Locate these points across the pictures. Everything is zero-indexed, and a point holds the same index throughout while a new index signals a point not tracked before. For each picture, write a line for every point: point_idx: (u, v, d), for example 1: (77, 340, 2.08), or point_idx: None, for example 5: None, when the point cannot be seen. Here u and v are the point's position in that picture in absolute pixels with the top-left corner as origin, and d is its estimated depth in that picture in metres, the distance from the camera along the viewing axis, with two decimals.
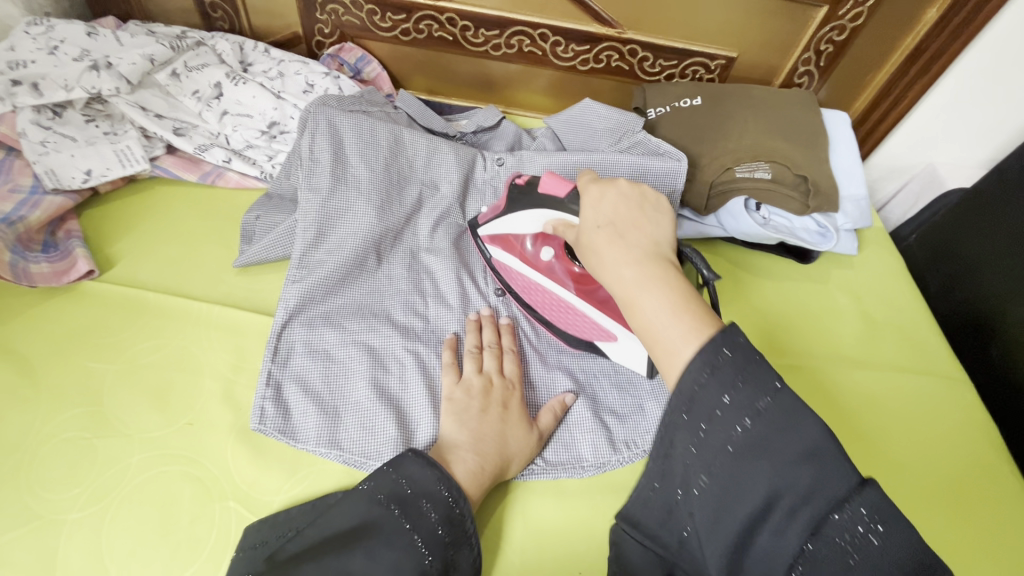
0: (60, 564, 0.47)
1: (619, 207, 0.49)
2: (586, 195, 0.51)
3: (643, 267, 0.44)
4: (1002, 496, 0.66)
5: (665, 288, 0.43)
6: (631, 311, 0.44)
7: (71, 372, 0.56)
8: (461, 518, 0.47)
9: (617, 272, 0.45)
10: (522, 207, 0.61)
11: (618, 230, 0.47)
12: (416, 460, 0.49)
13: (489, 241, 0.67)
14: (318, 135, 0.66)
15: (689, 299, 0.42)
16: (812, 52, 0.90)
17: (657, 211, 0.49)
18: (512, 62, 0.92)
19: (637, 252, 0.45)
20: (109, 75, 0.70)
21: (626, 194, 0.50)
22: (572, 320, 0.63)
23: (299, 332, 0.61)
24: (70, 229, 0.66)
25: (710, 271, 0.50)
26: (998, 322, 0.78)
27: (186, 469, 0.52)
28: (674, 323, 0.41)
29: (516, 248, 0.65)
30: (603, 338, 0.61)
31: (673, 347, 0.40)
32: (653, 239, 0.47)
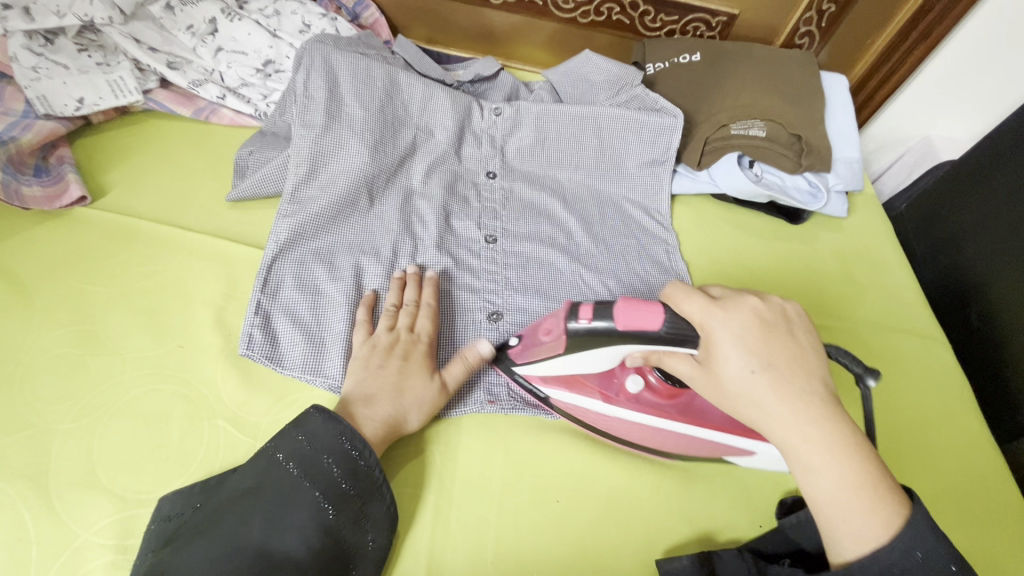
0: (52, 470, 0.48)
1: (768, 343, 0.45)
2: (720, 326, 0.45)
3: (824, 428, 0.43)
4: (968, 447, 0.68)
5: (850, 457, 0.43)
6: (805, 473, 0.44)
7: (62, 292, 0.57)
8: (366, 471, 0.48)
9: (797, 432, 0.43)
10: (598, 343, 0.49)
11: (780, 376, 0.44)
12: (319, 416, 0.49)
13: (542, 382, 0.57)
14: (314, 72, 0.66)
15: (866, 464, 0.43)
16: (814, 12, 0.90)
17: (801, 335, 0.47)
18: (513, 12, 0.91)
19: (811, 408, 0.43)
20: (102, 3, 0.69)
21: (761, 319, 0.46)
22: (685, 447, 0.57)
23: (289, 266, 0.61)
24: (62, 156, 0.66)
25: (867, 371, 0.53)
26: (979, 287, 0.79)
27: (177, 388, 0.53)
28: (862, 501, 0.42)
29: (590, 387, 0.57)
30: (737, 454, 0.56)
31: (860, 522, 0.42)
32: (811, 379, 0.45)
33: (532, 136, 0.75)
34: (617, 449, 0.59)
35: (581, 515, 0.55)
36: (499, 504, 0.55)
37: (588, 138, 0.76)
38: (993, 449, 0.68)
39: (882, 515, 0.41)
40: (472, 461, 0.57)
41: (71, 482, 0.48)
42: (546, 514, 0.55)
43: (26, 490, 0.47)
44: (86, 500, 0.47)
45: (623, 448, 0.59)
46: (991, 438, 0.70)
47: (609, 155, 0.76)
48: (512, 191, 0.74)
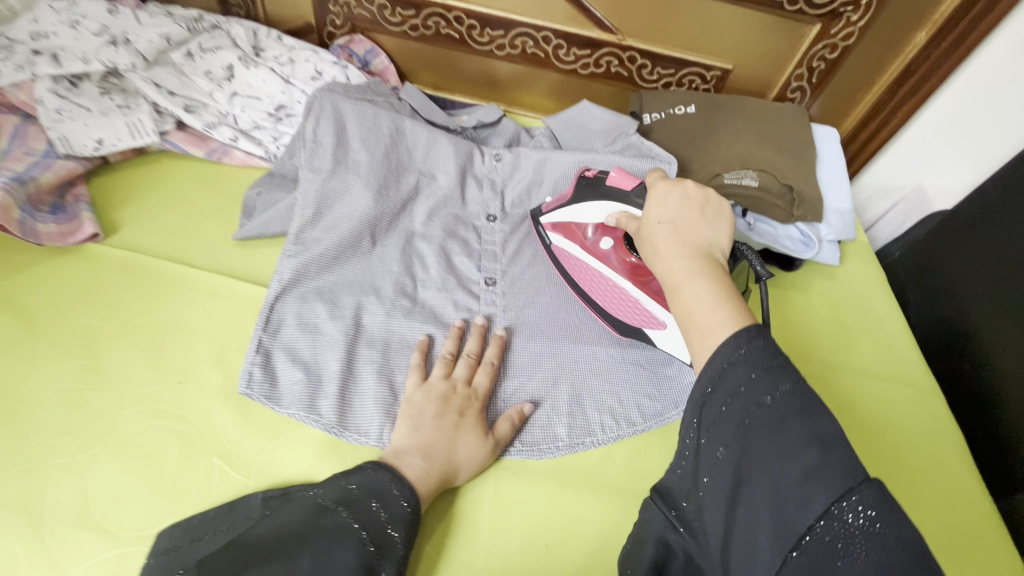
0: (46, 505, 0.49)
1: (682, 209, 0.53)
2: (655, 190, 0.55)
3: (695, 263, 0.47)
4: (963, 500, 0.68)
5: (714, 278, 0.46)
6: (675, 300, 0.47)
7: (69, 326, 0.59)
8: (410, 514, 0.50)
9: (669, 264, 0.48)
10: (589, 195, 0.65)
11: (677, 230, 0.51)
12: (368, 467, 0.52)
13: (550, 227, 0.70)
14: (324, 118, 0.69)
15: (729, 294, 0.45)
16: (804, 69, 0.92)
17: (716, 215, 0.53)
18: (516, 62, 0.95)
19: (692, 247, 0.49)
20: (127, 51, 0.74)
21: (690, 195, 0.54)
22: (619, 303, 0.65)
23: (291, 305, 0.63)
24: (79, 194, 0.69)
25: (766, 270, 0.55)
26: (972, 339, 0.80)
27: (174, 425, 0.54)
28: (714, 309, 0.43)
29: (579, 235, 0.68)
30: (651, 324, 0.63)
31: (705, 326, 0.43)
32: (708, 242, 0.50)
33: (530, 181, 0.77)
34: (608, 496, 0.59)
35: (570, 561, 0.55)
36: (486, 548, 0.55)
37: None
38: (988, 503, 0.68)
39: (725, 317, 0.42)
40: (462, 502, 0.57)
41: (64, 519, 0.48)
42: (534, 560, 0.55)
43: (20, 526, 0.48)
44: (77, 537, 0.48)
45: (615, 493, 0.59)
46: (985, 491, 0.69)
47: None
48: (512, 234, 0.75)
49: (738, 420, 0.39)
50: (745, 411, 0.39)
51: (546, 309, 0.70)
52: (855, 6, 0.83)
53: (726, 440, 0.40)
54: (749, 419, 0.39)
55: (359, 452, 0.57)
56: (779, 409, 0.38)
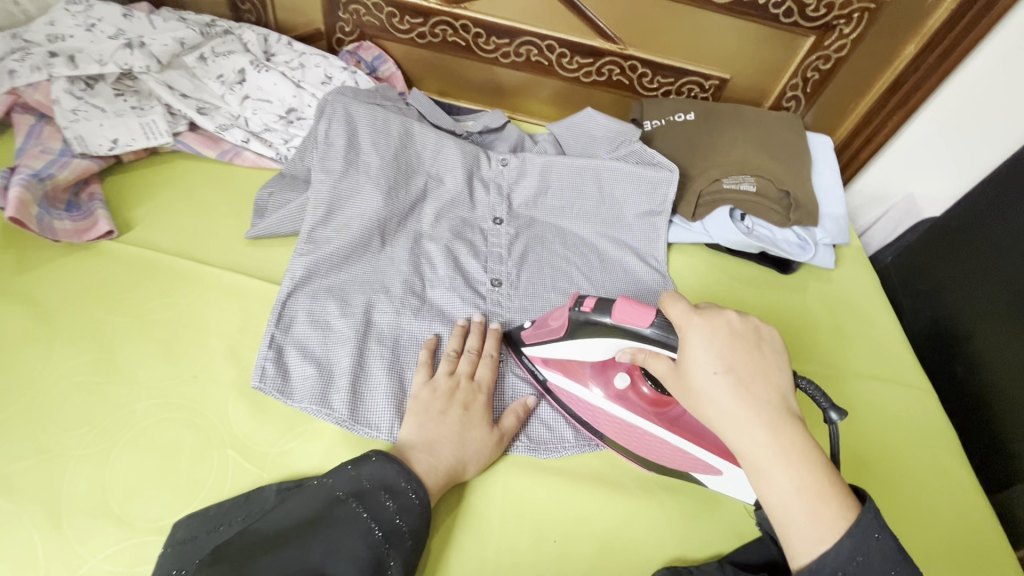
0: (64, 497, 0.49)
1: (737, 351, 0.46)
2: (693, 330, 0.47)
3: (780, 438, 0.44)
4: (955, 494, 0.70)
5: (804, 464, 0.43)
6: (762, 481, 0.44)
7: (85, 321, 0.59)
8: (420, 507, 0.51)
9: (751, 439, 0.44)
10: (601, 331, 0.55)
11: (741, 380, 0.45)
12: (374, 459, 0.52)
13: (542, 363, 0.64)
14: (335, 121, 0.71)
15: (824, 479, 0.43)
16: (799, 78, 0.95)
17: (773, 350, 0.48)
18: (520, 70, 0.98)
19: (768, 414, 0.44)
20: (141, 53, 0.75)
21: (741, 331, 0.48)
22: (657, 452, 0.60)
23: (303, 302, 0.64)
24: (93, 192, 0.70)
25: (836, 412, 0.50)
26: (962, 340, 0.83)
27: (190, 417, 0.55)
28: (811, 506, 0.42)
29: (582, 372, 0.62)
30: (706, 472, 0.59)
31: (812, 532, 0.42)
32: (777, 391, 0.46)
33: (535, 185, 0.79)
34: (614, 490, 0.61)
35: (578, 553, 0.56)
36: (496, 539, 0.56)
37: (589, 188, 0.80)
38: (979, 496, 0.70)
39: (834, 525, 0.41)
40: (471, 495, 0.59)
41: (83, 509, 0.49)
42: (542, 551, 0.56)
43: (39, 516, 0.48)
44: (96, 527, 0.48)
45: (621, 487, 0.61)
46: (977, 486, 0.71)
47: (608, 204, 0.80)
48: (517, 236, 0.77)
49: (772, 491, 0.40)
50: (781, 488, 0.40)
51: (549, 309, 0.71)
52: (847, 19, 0.87)
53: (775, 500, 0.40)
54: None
55: (372, 446, 0.58)
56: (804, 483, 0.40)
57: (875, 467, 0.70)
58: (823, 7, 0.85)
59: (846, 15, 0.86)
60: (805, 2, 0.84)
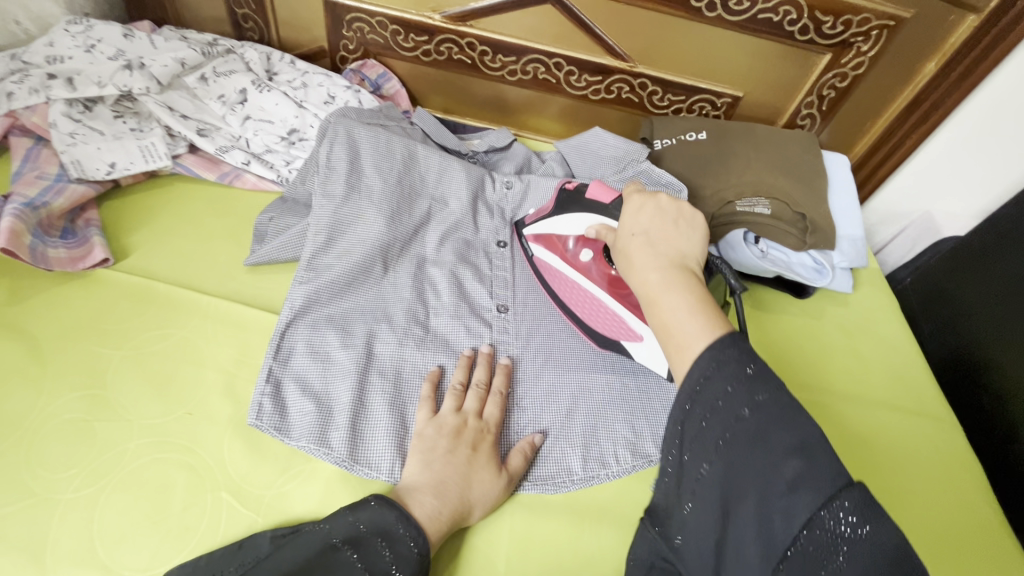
0: (50, 545, 0.47)
1: (656, 218, 0.55)
2: (629, 203, 0.57)
3: (668, 276, 0.49)
4: (984, 534, 0.66)
5: (687, 290, 0.48)
6: (653, 309, 0.49)
7: (77, 354, 0.58)
8: (419, 556, 0.48)
9: (644, 276, 0.50)
10: (572, 209, 0.65)
11: (651, 239, 0.53)
12: (373, 503, 0.50)
13: (533, 239, 0.70)
14: (337, 143, 0.69)
15: (704, 304, 0.47)
16: (814, 96, 0.92)
17: (691, 226, 0.55)
18: (526, 87, 0.96)
19: (665, 258, 0.51)
20: (141, 74, 0.73)
21: (665, 207, 0.56)
22: (599, 316, 0.64)
23: (302, 332, 0.62)
24: (89, 218, 0.68)
25: (737, 281, 0.55)
26: (987, 369, 0.80)
27: (183, 458, 0.53)
28: (689, 320, 0.46)
29: (557, 247, 0.67)
30: (629, 337, 0.62)
31: (684, 335, 0.45)
32: (683, 251, 0.53)
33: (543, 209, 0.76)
34: (625, 534, 0.58)
35: None
36: None
37: None
38: (1009, 537, 0.67)
39: (703, 328, 0.45)
40: (474, 537, 0.56)
41: (68, 558, 0.47)
42: None
43: (23, 565, 0.46)
44: None
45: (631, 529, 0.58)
46: (1006, 525, 0.68)
47: None
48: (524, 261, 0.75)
49: (716, 436, 0.42)
50: (725, 424, 0.42)
51: (557, 340, 0.68)
52: (865, 37, 0.83)
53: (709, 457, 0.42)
54: (729, 434, 0.42)
55: (371, 486, 0.56)
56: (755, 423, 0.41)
57: (899, 503, 0.67)
58: (840, 24, 0.82)
59: (865, 32, 0.83)
60: (822, 19, 0.81)
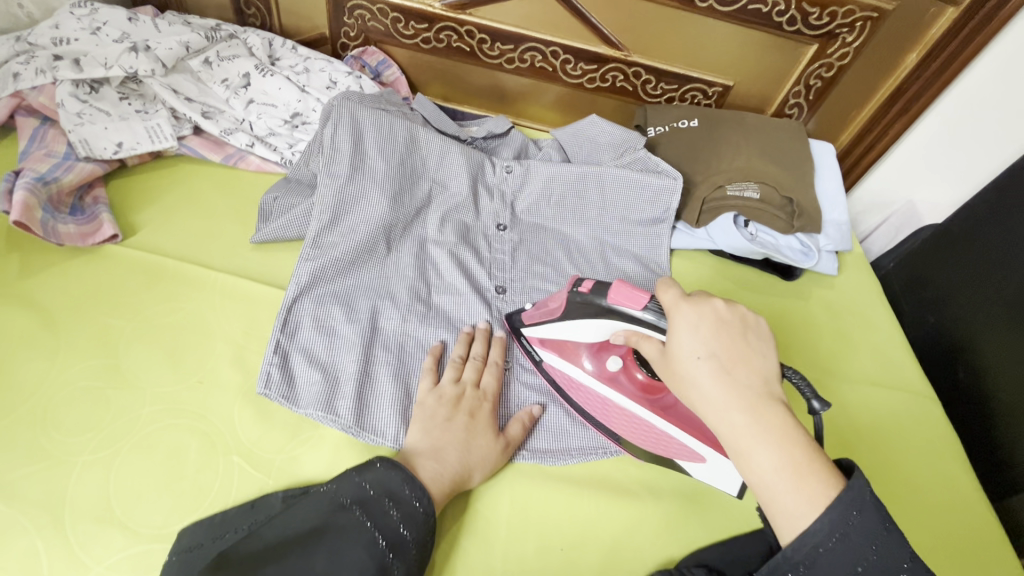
0: (68, 504, 0.49)
1: (722, 336, 0.45)
2: (680, 316, 0.47)
3: (757, 419, 0.42)
4: (959, 499, 0.70)
5: (782, 442, 0.42)
6: (743, 460, 0.43)
7: (89, 325, 0.59)
8: (424, 515, 0.50)
9: (728, 420, 0.43)
10: (594, 316, 0.57)
11: (724, 364, 0.44)
12: (380, 464, 0.52)
13: (539, 343, 0.64)
14: (341, 126, 0.71)
15: (805, 459, 0.42)
16: (802, 86, 0.96)
17: (759, 338, 0.47)
18: (523, 76, 0.98)
19: (748, 395, 0.43)
20: (147, 57, 0.75)
21: (726, 318, 0.46)
22: (645, 434, 0.61)
23: (309, 306, 0.63)
24: (97, 196, 0.70)
25: (821, 403, 0.50)
26: (965, 346, 0.83)
27: (195, 423, 0.55)
28: (791, 485, 0.41)
29: (578, 353, 0.62)
30: (690, 459, 0.59)
31: (793, 510, 0.40)
32: (760, 377, 0.45)
33: (539, 192, 0.79)
34: (620, 500, 0.60)
35: (585, 561, 0.56)
36: (503, 545, 0.56)
37: (592, 197, 0.79)
38: (983, 503, 0.70)
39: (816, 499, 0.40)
40: (476, 502, 0.58)
41: (86, 517, 0.49)
42: (550, 561, 0.56)
43: (42, 523, 0.48)
44: (99, 535, 0.48)
45: (626, 495, 0.61)
46: (981, 492, 0.71)
47: (612, 214, 0.79)
48: (522, 242, 0.77)
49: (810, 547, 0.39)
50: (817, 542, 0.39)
51: None
52: (850, 28, 0.87)
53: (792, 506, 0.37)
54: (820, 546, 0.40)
55: (377, 452, 0.58)
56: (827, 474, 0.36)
57: (880, 472, 0.70)
58: (826, 15, 0.85)
59: (849, 23, 0.86)
60: (808, 11, 0.85)
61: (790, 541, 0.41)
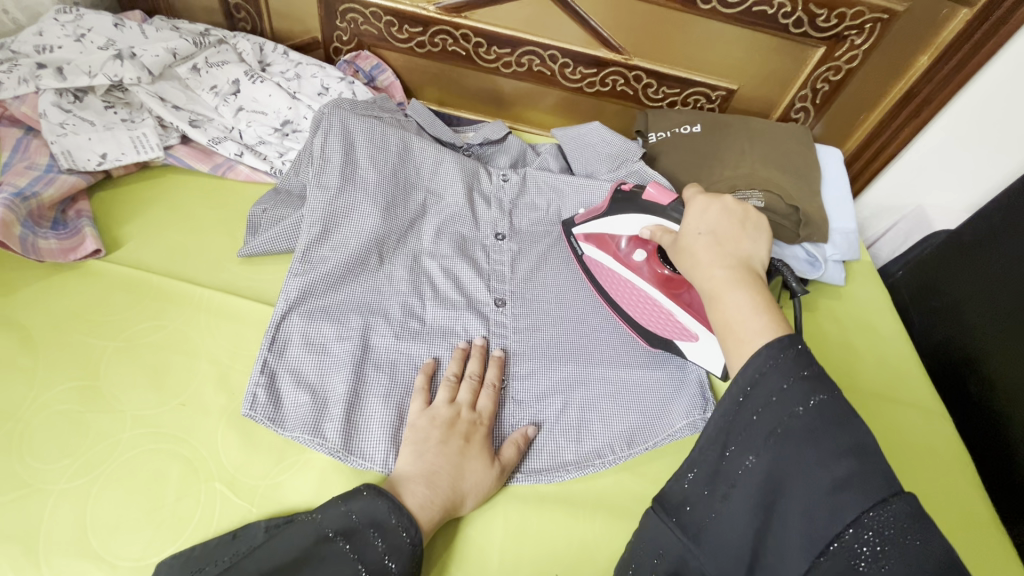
0: (43, 535, 0.47)
1: (722, 219, 0.52)
2: (693, 204, 0.55)
3: (734, 272, 0.48)
4: (972, 520, 0.67)
5: (754, 289, 0.46)
6: (715, 304, 0.47)
7: (69, 345, 0.57)
8: (411, 547, 0.48)
9: (710, 271, 0.49)
10: (623, 209, 0.64)
11: (718, 238, 0.51)
12: (365, 491, 0.49)
13: (583, 238, 0.69)
14: (332, 135, 0.69)
15: (768, 303, 0.45)
16: (808, 90, 0.93)
17: (755, 228, 0.53)
18: (521, 80, 0.96)
19: (734, 257, 0.49)
20: (132, 64, 0.73)
21: (730, 208, 0.53)
22: (650, 312, 0.64)
23: (298, 323, 0.61)
24: (80, 209, 0.68)
25: (802, 286, 0.57)
26: (975, 360, 0.80)
27: (176, 449, 0.53)
28: (751, 318, 0.44)
29: (610, 246, 0.67)
30: (684, 336, 0.62)
31: (747, 336, 0.43)
32: (748, 252, 0.50)
33: (536, 203, 0.77)
34: (619, 526, 0.58)
35: None
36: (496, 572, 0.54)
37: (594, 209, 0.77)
38: (997, 524, 0.67)
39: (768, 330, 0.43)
40: (468, 524, 0.56)
41: (62, 549, 0.47)
42: None
43: (16, 556, 0.46)
44: (75, 568, 0.46)
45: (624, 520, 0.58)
46: (994, 513, 0.69)
47: None
48: (521, 253, 0.74)
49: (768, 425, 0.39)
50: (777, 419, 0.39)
51: (553, 332, 0.67)
52: (859, 30, 0.84)
53: (756, 448, 0.39)
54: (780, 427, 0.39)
55: (365, 476, 0.56)
56: (810, 421, 0.38)
57: None
58: (834, 17, 0.82)
59: (858, 25, 0.83)
60: (815, 12, 0.82)
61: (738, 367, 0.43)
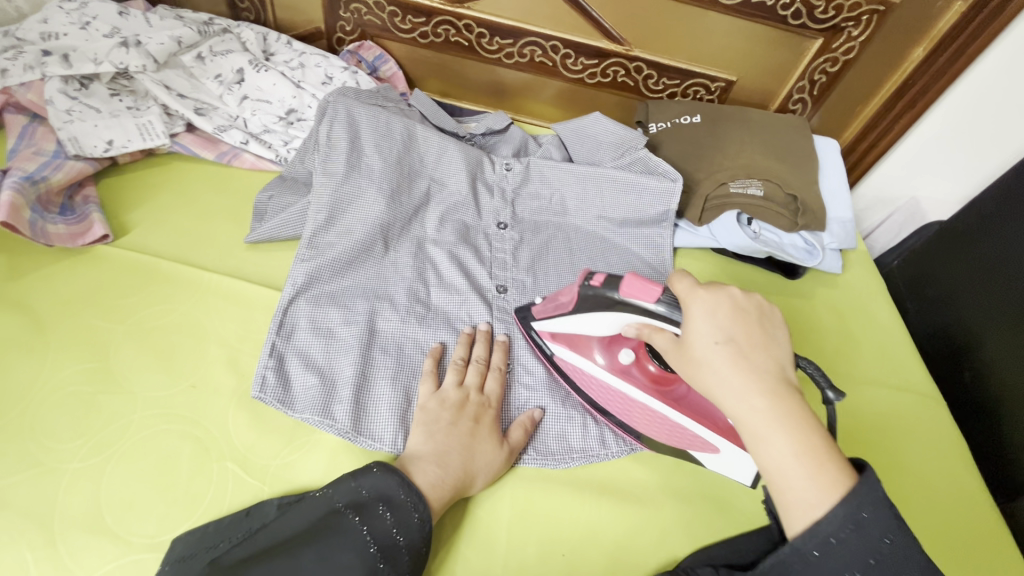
0: (58, 513, 0.48)
1: (739, 320, 0.46)
2: (697, 303, 0.46)
3: (775, 404, 0.42)
4: (966, 501, 0.69)
5: (800, 431, 0.42)
6: (758, 444, 0.42)
7: (79, 328, 0.58)
8: (420, 523, 0.49)
9: (747, 404, 0.43)
10: (603, 310, 0.55)
11: (742, 350, 0.44)
12: (375, 470, 0.50)
13: (551, 337, 0.62)
14: (338, 122, 0.69)
15: (818, 445, 0.42)
16: (806, 81, 0.94)
17: (773, 324, 0.47)
18: (523, 71, 0.96)
19: (768, 380, 0.43)
20: (137, 52, 0.73)
21: (743, 305, 0.47)
22: (652, 424, 0.59)
23: (304, 308, 0.62)
24: (87, 195, 0.68)
25: (835, 393, 0.50)
26: (969, 346, 0.82)
27: (187, 429, 0.54)
28: (806, 472, 0.41)
29: (589, 346, 0.61)
30: (702, 450, 0.58)
31: (806, 498, 0.40)
32: (776, 362, 0.45)
33: (539, 191, 0.78)
34: (623, 505, 0.59)
35: (586, 567, 0.55)
36: (504, 548, 0.56)
37: (594, 196, 0.77)
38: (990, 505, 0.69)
39: (831, 489, 0.40)
40: (475, 503, 0.58)
41: (77, 526, 0.48)
42: (551, 567, 0.55)
43: (31, 533, 0.47)
44: (89, 545, 0.47)
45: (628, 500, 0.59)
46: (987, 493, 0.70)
47: (610, 217, 0.77)
48: (522, 241, 0.75)
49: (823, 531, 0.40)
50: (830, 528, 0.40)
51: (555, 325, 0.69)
52: (856, 22, 0.85)
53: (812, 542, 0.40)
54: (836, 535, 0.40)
55: (375, 456, 0.57)
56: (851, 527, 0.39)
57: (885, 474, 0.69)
58: (832, 9, 0.83)
59: (854, 17, 0.84)
60: (813, 4, 0.83)
61: (798, 530, 0.41)
